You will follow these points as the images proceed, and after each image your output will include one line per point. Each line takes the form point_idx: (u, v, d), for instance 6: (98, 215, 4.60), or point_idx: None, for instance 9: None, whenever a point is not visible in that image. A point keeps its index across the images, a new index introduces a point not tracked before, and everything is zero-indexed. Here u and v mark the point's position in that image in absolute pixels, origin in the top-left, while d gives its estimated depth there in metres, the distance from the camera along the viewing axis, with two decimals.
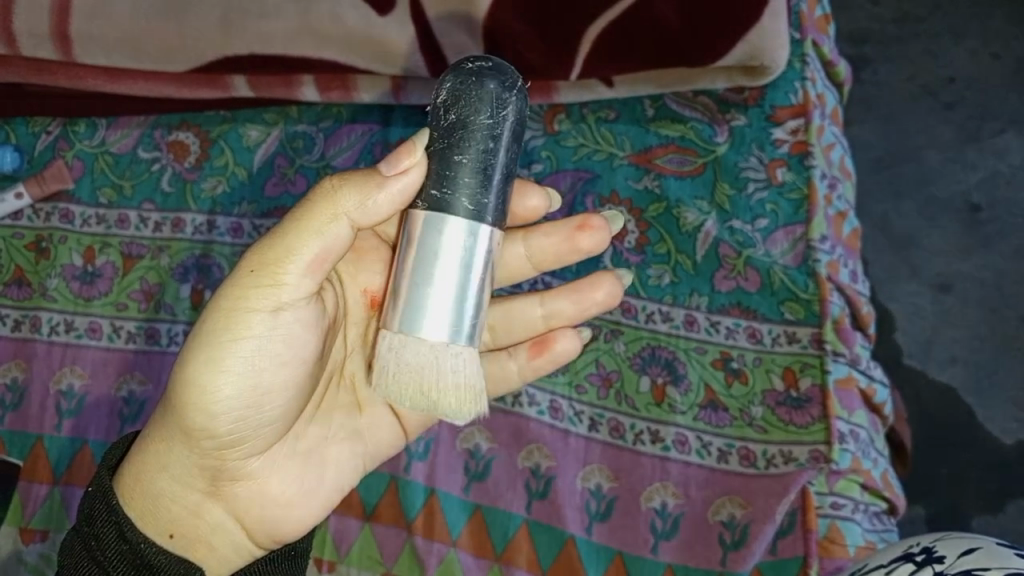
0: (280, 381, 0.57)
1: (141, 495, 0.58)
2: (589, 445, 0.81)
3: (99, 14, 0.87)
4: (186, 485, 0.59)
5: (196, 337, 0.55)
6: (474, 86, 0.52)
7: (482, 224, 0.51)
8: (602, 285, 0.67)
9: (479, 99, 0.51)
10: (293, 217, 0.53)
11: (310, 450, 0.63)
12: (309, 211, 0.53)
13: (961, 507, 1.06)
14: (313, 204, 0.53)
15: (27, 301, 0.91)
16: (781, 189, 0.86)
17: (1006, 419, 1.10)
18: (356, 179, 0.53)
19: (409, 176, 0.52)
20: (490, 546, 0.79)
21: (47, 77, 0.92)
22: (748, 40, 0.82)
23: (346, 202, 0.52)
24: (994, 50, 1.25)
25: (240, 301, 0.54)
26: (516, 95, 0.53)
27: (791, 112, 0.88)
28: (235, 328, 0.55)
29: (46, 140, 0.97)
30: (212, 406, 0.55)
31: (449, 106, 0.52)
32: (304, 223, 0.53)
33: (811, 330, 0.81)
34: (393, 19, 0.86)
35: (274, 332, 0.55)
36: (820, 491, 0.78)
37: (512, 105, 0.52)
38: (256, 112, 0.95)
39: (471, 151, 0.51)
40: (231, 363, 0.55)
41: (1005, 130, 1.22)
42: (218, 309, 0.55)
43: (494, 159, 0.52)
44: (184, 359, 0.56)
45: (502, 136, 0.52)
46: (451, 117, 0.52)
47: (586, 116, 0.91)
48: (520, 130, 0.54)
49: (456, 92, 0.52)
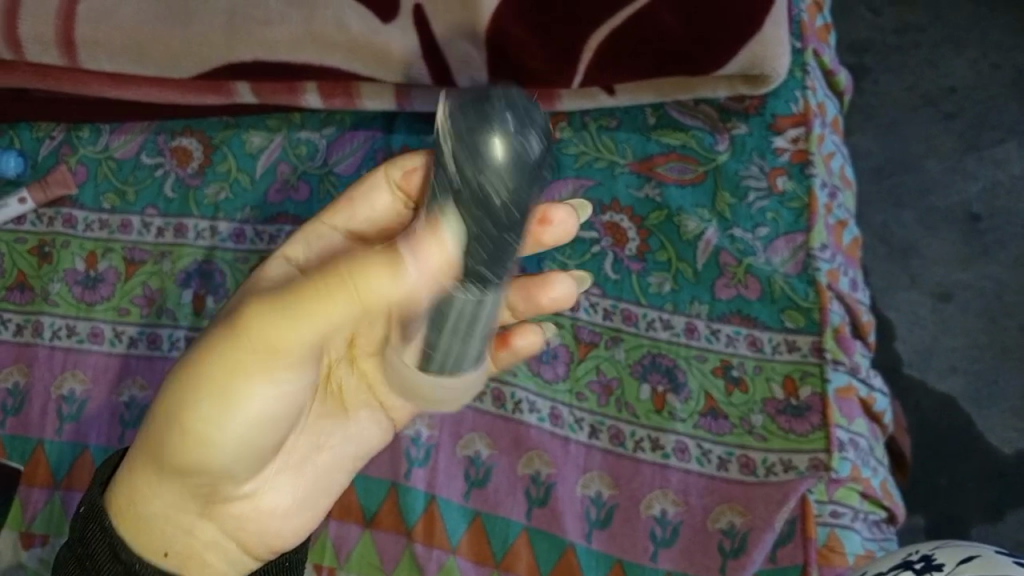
0: (277, 431, 0.54)
1: (135, 514, 0.58)
2: (589, 452, 0.81)
3: (105, 21, 0.88)
4: (177, 507, 0.58)
5: (184, 397, 0.51)
6: (479, 129, 0.43)
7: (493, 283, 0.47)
8: (553, 287, 0.61)
9: (488, 154, 0.43)
10: (303, 295, 0.45)
11: (302, 460, 0.61)
12: (323, 291, 0.45)
13: (960, 517, 1.06)
14: (331, 289, 0.44)
15: (28, 305, 0.91)
16: (782, 199, 0.86)
17: (1005, 429, 1.10)
18: (383, 264, 0.44)
19: (432, 258, 0.44)
20: (490, 553, 0.79)
21: (52, 83, 0.92)
22: (749, 49, 0.83)
23: (370, 295, 0.44)
24: (994, 60, 1.26)
25: (239, 371, 0.49)
26: (528, 132, 0.44)
27: (792, 121, 0.88)
28: (225, 396, 0.50)
29: (50, 146, 0.97)
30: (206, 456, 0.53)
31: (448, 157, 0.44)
32: (309, 304, 0.45)
33: (812, 339, 0.81)
34: (396, 26, 0.87)
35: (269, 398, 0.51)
36: (820, 499, 0.78)
37: (524, 151, 0.43)
38: (260, 118, 0.95)
39: (469, 216, 0.44)
40: (227, 428, 0.51)
41: (1004, 139, 1.23)
42: (207, 372, 0.50)
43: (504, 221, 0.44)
44: (172, 414, 0.51)
45: (514, 194, 0.44)
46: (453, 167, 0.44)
47: (587, 124, 0.92)
48: (536, 165, 0.44)
49: (461, 132, 0.43)
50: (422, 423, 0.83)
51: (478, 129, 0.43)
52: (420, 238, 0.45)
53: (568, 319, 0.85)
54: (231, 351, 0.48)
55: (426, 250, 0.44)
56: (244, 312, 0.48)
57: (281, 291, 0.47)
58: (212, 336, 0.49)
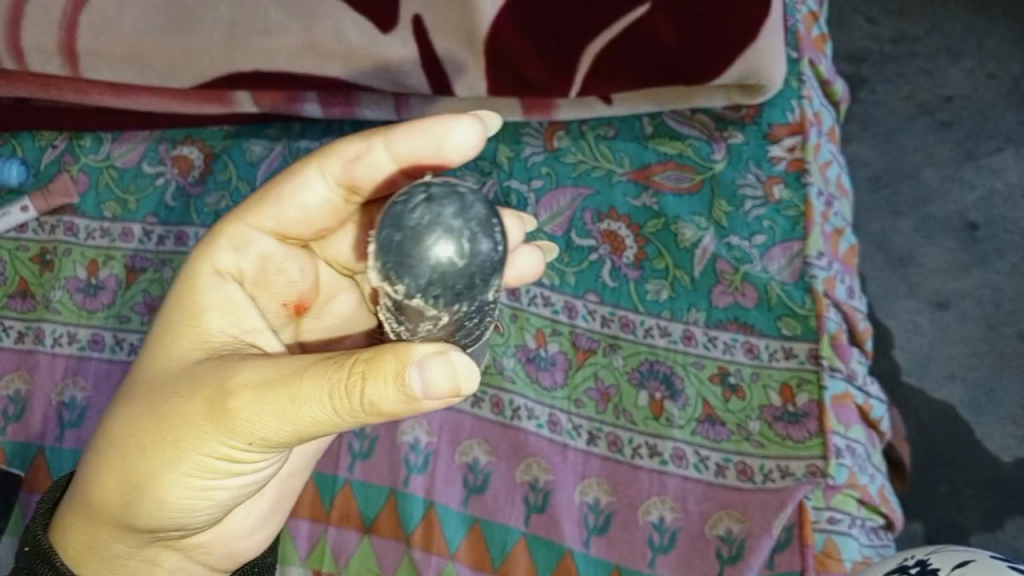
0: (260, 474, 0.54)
1: (98, 553, 0.55)
2: (587, 459, 0.82)
3: (107, 31, 0.89)
4: (141, 546, 0.56)
5: (163, 464, 0.49)
6: (422, 252, 0.42)
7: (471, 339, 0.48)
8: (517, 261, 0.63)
9: (440, 271, 0.42)
10: (301, 394, 0.44)
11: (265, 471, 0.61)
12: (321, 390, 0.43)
13: (959, 525, 1.06)
14: (334, 394, 0.43)
15: (30, 313, 0.92)
16: (779, 207, 0.87)
17: (1004, 437, 1.10)
18: (389, 377, 0.41)
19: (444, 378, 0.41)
20: (488, 559, 0.79)
21: (54, 92, 0.94)
22: (745, 59, 0.84)
23: (376, 410, 0.42)
24: (991, 69, 1.27)
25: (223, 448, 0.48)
26: (475, 233, 0.42)
27: (788, 130, 0.89)
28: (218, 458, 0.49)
29: (52, 154, 0.98)
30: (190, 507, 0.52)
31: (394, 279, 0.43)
32: (305, 404, 0.44)
33: (809, 346, 0.82)
34: (395, 38, 0.87)
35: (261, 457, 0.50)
36: (817, 506, 0.78)
37: (476, 256, 0.42)
38: (260, 128, 0.97)
39: (437, 319, 0.44)
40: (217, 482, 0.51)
41: (1001, 148, 1.23)
42: (186, 443, 0.48)
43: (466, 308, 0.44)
44: (148, 477, 0.50)
45: (476, 291, 0.43)
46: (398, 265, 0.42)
47: (585, 133, 0.92)
48: (488, 255, 0.43)
49: (404, 258, 0.42)
50: (421, 430, 0.83)
51: (421, 252, 0.42)
52: (427, 363, 0.41)
53: (566, 326, 0.86)
54: (215, 429, 0.47)
55: (430, 366, 0.41)
56: (234, 391, 0.46)
57: (274, 377, 0.45)
58: (194, 408, 0.48)
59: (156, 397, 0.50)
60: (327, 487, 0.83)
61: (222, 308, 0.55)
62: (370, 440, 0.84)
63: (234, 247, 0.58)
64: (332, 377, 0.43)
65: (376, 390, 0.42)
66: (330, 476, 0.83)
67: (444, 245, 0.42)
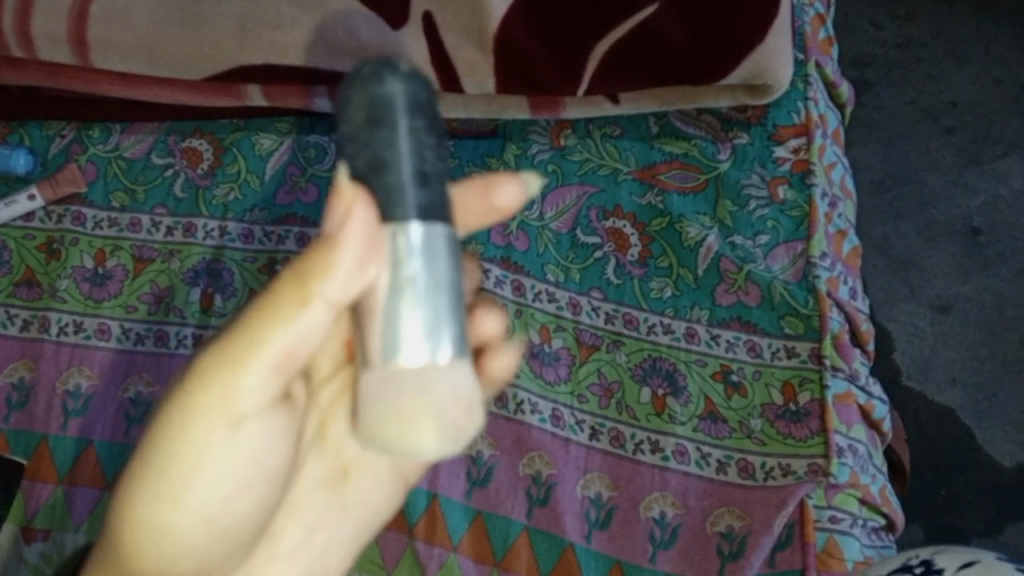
0: (256, 496, 0.47)
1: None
2: (589, 454, 0.82)
3: (117, 21, 0.89)
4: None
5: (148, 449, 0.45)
6: (376, 82, 0.44)
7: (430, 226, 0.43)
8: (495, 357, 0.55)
9: (386, 98, 0.44)
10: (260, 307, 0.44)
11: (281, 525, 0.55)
12: (283, 290, 0.43)
13: (960, 528, 1.07)
14: (287, 287, 0.43)
15: (36, 301, 0.92)
16: (783, 208, 0.87)
17: (1005, 441, 1.11)
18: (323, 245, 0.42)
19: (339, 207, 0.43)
20: (490, 551, 0.80)
21: (64, 81, 0.94)
22: (753, 59, 0.84)
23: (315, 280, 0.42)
24: (997, 75, 1.28)
25: (194, 410, 0.43)
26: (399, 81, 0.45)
27: (793, 131, 0.90)
28: (196, 449, 0.44)
29: (60, 144, 0.98)
30: (179, 528, 0.45)
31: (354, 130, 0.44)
32: (269, 316, 0.42)
33: (811, 345, 0.82)
34: (406, 33, 0.88)
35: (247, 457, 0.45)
36: (819, 504, 0.79)
37: (398, 98, 0.44)
38: (270, 122, 0.97)
39: (400, 160, 0.43)
40: (196, 493, 0.44)
41: (1005, 154, 1.24)
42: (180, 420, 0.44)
43: (407, 149, 0.43)
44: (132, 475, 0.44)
45: (420, 132, 0.44)
46: (354, 121, 0.44)
47: (592, 131, 0.93)
48: (426, 113, 0.45)
49: (353, 97, 0.45)
50: None
51: (367, 87, 0.44)
52: (337, 205, 0.43)
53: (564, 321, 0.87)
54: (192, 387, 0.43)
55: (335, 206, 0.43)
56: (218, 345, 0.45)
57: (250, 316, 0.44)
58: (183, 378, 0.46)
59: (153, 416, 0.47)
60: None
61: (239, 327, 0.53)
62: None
63: None
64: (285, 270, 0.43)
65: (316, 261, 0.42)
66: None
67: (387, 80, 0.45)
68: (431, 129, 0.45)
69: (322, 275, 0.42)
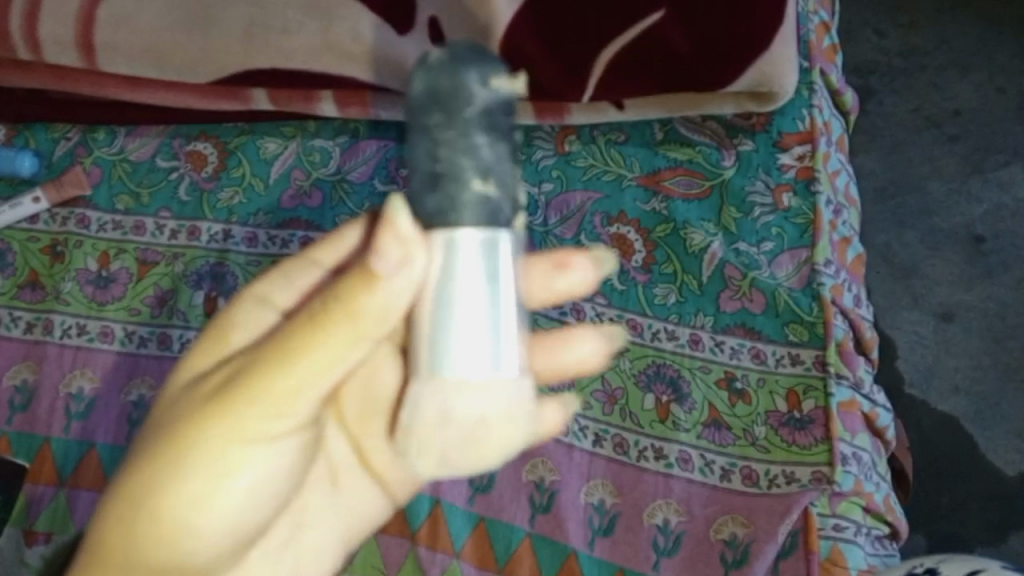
0: (267, 504, 0.50)
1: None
2: (592, 461, 0.82)
3: (124, 25, 0.91)
4: None
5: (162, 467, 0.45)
6: (461, 72, 0.43)
7: (497, 232, 0.43)
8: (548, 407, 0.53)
9: (466, 96, 0.42)
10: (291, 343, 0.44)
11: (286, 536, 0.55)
12: (326, 325, 0.44)
13: (963, 537, 1.07)
14: (327, 318, 0.43)
15: (40, 304, 0.92)
16: (788, 215, 0.87)
17: (1008, 450, 1.10)
18: (365, 280, 0.43)
19: (393, 247, 0.42)
20: (493, 557, 0.80)
21: (69, 84, 0.95)
22: (758, 66, 0.84)
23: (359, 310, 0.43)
24: (1000, 83, 1.28)
25: (230, 416, 0.45)
26: (487, 79, 0.43)
27: (798, 138, 0.90)
28: (221, 458, 0.46)
29: (65, 147, 0.98)
30: (192, 532, 0.46)
31: (420, 119, 0.43)
32: (317, 333, 0.44)
33: (815, 352, 0.82)
34: (409, 40, 0.89)
35: (263, 472, 0.48)
36: (823, 513, 0.78)
37: (483, 101, 0.43)
38: (275, 126, 0.97)
39: (468, 172, 0.43)
40: (211, 503, 0.46)
41: (1008, 162, 1.24)
42: (198, 443, 0.45)
43: (486, 156, 0.43)
44: (149, 493, 0.45)
45: (498, 142, 0.43)
46: (432, 111, 0.43)
47: (597, 137, 0.93)
48: (508, 118, 0.44)
49: (440, 83, 0.43)
50: None
51: (445, 77, 0.43)
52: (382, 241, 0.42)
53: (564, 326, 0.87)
54: (232, 399, 0.45)
55: (388, 244, 0.42)
56: (248, 367, 0.46)
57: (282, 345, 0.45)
58: (201, 401, 0.46)
59: (166, 419, 0.47)
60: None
61: (249, 328, 0.51)
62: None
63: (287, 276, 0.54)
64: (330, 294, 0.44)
65: (358, 292, 0.43)
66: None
67: (487, 84, 0.43)
68: (510, 133, 0.44)
69: (363, 313, 0.43)
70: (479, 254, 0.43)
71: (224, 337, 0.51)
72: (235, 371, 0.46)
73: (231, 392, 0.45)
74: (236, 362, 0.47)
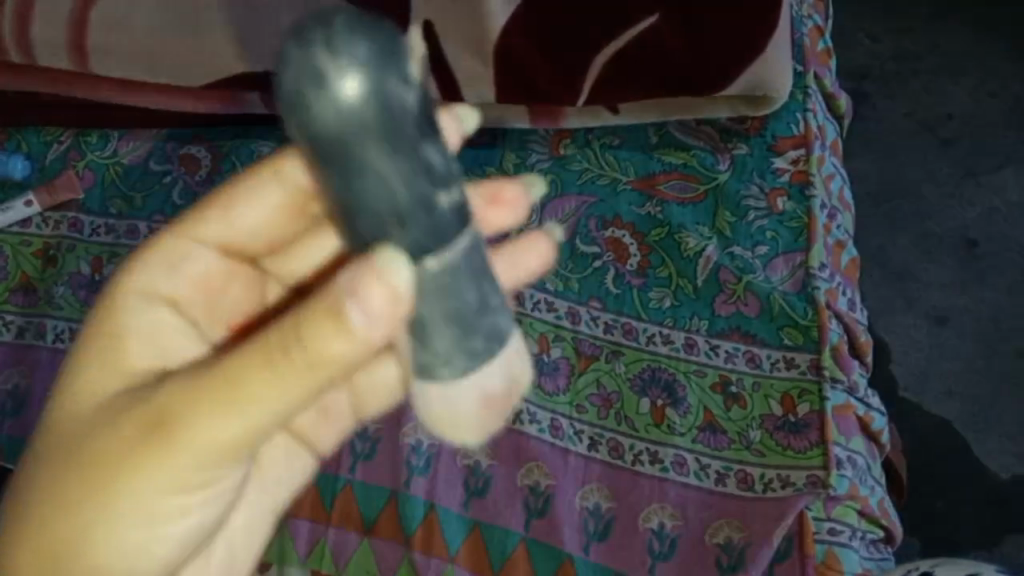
0: (199, 523, 0.48)
1: None
2: (588, 465, 0.82)
3: (118, 28, 0.91)
4: None
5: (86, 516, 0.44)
6: (353, 76, 0.34)
7: (461, 228, 0.39)
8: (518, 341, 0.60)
9: (375, 103, 0.34)
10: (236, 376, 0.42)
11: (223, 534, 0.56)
12: (275, 362, 0.40)
13: (957, 540, 1.07)
14: (282, 358, 0.39)
15: (32, 307, 0.92)
16: (782, 218, 0.87)
17: (1002, 453, 1.11)
18: (333, 323, 0.38)
19: (376, 293, 0.38)
20: (487, 563, 0.79)
21: (63, 87, 0.94)
22: (753, 69, 0.85)
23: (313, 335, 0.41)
24: (992, 88, 1.28)
25: (156, 458, 0.42)
26: (389, 79, 0.34)
27: (792, 142, 0.90)
28: (143, 499, 0.44)
29: (57, 150, 0.98)
30: (120, 565, 0.45)
31: (318, 138, 0.35)
32: (259, 371, 0.40)
33: (810, 356, 0.82)
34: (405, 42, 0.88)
35: (193, 499, 0.46)
36: (818, 516, 0.78)
37: (397, 103, 0.35)
38: (268, 129, 0.96)
39: (396, 191, 0.36)
40: (139, 536, 0.45)
41: (1001, 166, 1.24)
42: (117, 481, 0.43)
43: (417, 176, 0.36)
44: (80, 538, 0.44)
45: (422, 148, 0.36)
46: (332, 129, 0.34)
47: (591, 141, 0.93)
48: (421, 104, 0.36)
49: (325, 97, 0.34)
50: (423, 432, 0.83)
51: (340, 83, 0.34)
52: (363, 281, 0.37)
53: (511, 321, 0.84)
54: (159, 444, 0.42)
55: (371, 288, 0.38)
56: (166, 405, 0.42)
57: (215, 381, 0.42)
58: (129, 442, 0.43)
59: (74, 449, 0.45)
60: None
61: (144, 330, 0.50)
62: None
63: (174, 265, 0.53)
64: (291, 321, 0.40)
65: (320, 334, 0.39)
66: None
67: (397, 77, 0.35)
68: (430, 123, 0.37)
69: (331, 360, 0.39)
70: (462, 250, 0.40)
71: (121, 344, 0.48)
72: (156, 409, 0.43)
73: (155, 432, 0.42)
74: (158, 394, 0.43)
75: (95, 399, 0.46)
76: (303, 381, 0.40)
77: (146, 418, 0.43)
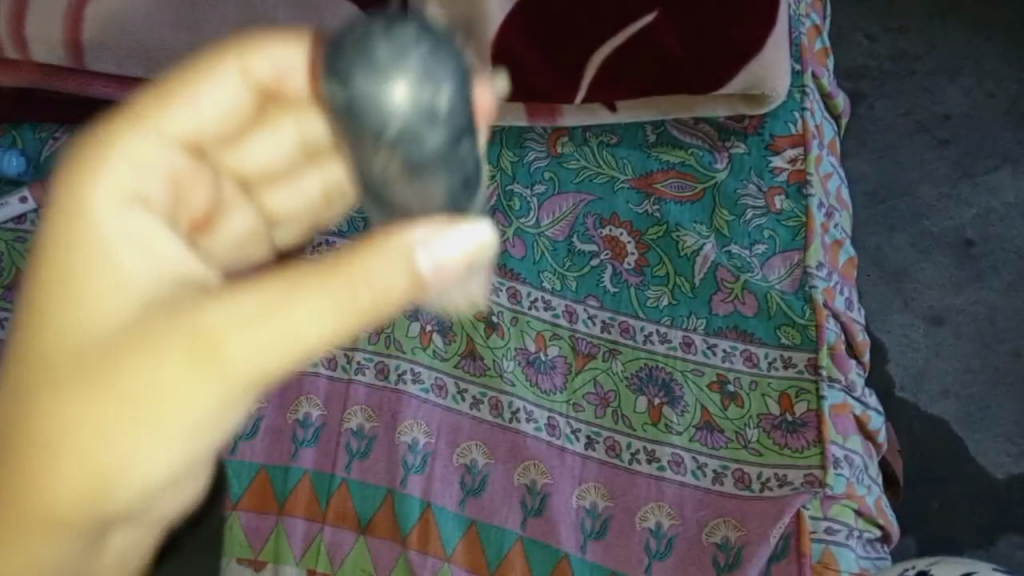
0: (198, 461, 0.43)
1: None
2: (585, 463, 0.82)
3: (114, 24, 0.90)
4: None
5: (107, 452, 0.38)
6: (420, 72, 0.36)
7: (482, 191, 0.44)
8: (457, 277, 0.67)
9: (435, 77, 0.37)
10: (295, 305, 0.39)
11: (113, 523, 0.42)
12: (332, 287, 0.38)
13: (953, 539, 1.06)
14: (345, 282, 0.38)
15: None
16: (780, 217, 0.87)
17: (997, 453, 1.11)
18: (404, 259, 0.39)
19: (450, 259, 0.40)
20: (484, 561, 0.79)
21: (58, 82, 0.93)
22: (750, 67, 0.85)
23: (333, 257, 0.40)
24: (989, 89, 1.28)
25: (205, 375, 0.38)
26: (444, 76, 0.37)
27: (790, 141, 0.90)
28: (170, 418, 0.38)
29: (53, 147, 0.97)
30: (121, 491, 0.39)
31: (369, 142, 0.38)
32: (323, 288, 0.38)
33: (807, 355, 0.82)
34: None
35: (220, 429, 0.41)
36: (815, 515, 0.77)
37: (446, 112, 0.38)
38: None
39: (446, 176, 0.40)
40: (150, 466, 0.39)
41: (997, 167, 1.24)
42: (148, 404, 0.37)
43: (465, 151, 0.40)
44: (79, 465, 0.38)
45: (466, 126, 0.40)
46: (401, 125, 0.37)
47: (589, 139, 0.93)
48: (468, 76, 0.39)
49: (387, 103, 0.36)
50: (419, 431, 0.83)
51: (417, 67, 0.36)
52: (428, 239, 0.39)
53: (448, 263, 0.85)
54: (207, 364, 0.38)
55: (445, 240, 0.39)
56: (210, 325, 0.38)
57: (262, 316, 0.38)
58: (160, 370, 0.37)
59: (77, 370, 0.38)
60: (280, 479, 0.82)
61: (129, 240, 0.41)
62: (315, 428, 0.84)
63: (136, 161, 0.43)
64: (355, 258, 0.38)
65: (378, 269, 0.38)
66: (281, 470, 0.82)
67: (450, 82, 0.37)
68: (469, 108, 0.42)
69: (381, 302, 0.39)
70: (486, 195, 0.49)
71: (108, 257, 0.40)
72: (196, 330, 0.38)
73: (203, 349, 0.38)
74: (198, 310, 0.38)
75: (95, 325, 0.38)
76: (355, 310, 0.39)
77: (189, 341, 0.38)
